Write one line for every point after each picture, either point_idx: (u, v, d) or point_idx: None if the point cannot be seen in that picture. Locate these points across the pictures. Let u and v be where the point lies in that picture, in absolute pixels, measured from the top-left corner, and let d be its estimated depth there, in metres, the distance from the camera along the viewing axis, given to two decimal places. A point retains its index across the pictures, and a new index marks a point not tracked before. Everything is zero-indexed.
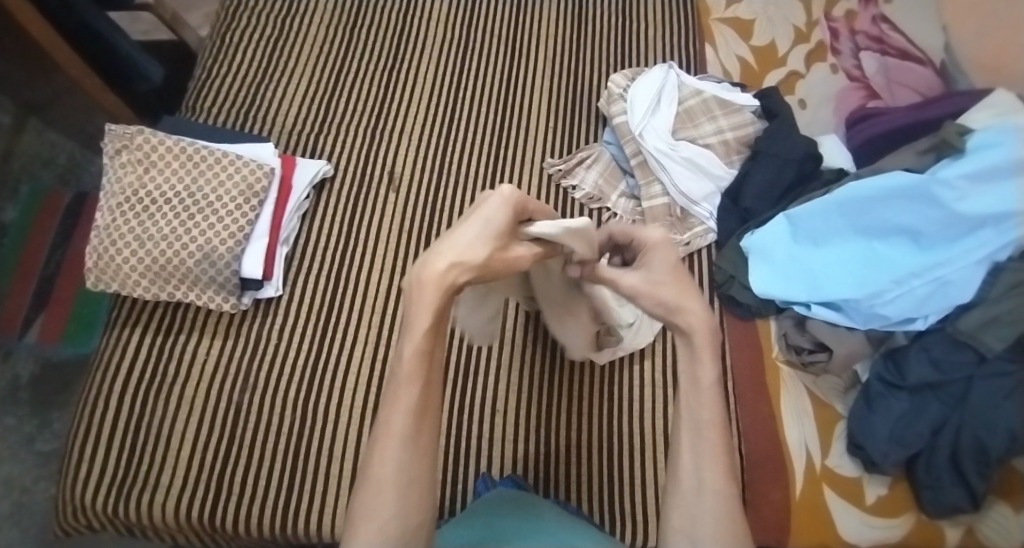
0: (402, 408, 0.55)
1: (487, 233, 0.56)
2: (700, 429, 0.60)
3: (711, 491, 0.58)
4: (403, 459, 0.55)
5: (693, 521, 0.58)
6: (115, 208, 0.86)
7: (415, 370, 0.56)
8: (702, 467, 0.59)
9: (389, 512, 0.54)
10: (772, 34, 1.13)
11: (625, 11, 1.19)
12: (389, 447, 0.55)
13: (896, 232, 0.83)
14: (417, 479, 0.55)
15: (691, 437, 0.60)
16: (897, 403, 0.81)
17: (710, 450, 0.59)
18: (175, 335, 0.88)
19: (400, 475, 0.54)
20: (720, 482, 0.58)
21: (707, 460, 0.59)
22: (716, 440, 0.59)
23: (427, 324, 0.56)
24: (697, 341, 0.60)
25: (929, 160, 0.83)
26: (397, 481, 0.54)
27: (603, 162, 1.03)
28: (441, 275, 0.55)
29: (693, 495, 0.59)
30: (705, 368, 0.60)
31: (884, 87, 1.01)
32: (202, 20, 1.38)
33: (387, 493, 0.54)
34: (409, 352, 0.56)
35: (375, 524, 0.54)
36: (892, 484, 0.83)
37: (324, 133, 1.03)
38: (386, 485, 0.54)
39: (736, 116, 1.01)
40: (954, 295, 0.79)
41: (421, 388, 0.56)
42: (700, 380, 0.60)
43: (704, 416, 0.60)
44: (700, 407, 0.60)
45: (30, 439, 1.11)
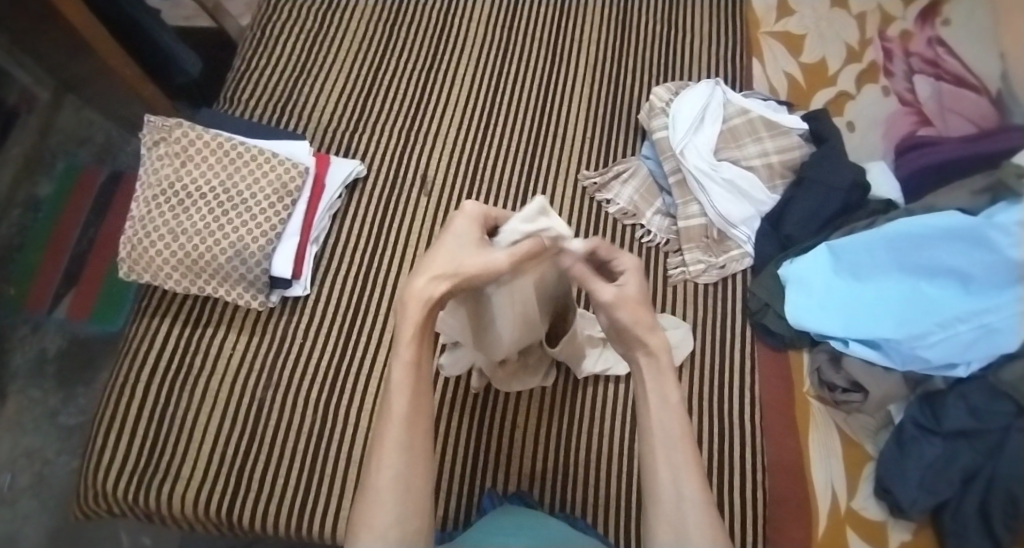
0: (394, 417, 0.56)
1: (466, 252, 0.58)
2: (673, 441, 0.58)
3: (691, 502, 0.56)
4: (399, 467, 0.54)
5: (676, 538, 0.55)
6: (150, 200, 0.86)
7: (404, 383, 0.57)
8: (681, 481, 0.56)
9: (390, 517, 0.53)
10: (824, 51, 1.10)
11: (671, 20, 1.16)
12: (387, 456, 0.55)
13: (943, 272, 0.80)
14: (414, 487, 0.55)
15: (666, 452, 0.58)
16: (930, 448, 0.78)
17: (685, 463, 0.57)
18: (202, 328, 0.88)
19: (397, 482, 0.54)
20: (697, 492, 0.56)
21: (684, 472, 0.57)
22: (689, 454, 0.57)
23: (411, 336, 0.57)
24: (662, 357, 0.60)
25: (983, 201, 0.80)
26: (395, 490, 0.54)
27: (639, 177, 1.00)
28: (420, 290, 0.57)
29: (675, 509, 0.56)
30: (671, 388, 0.59)
31: (937, 113, 0.96)
32: (243, 6, 1.37)
33: (384, 502, 0.54)
34: (398, 367, 0.57)
35: (375, 530, 0.53)
36: (916, 530, 0.81)
37: (359, 131, 1.02)
38: (384, 494, 0.54)
39: (782, 138, 0.98)
40: (999, 344, 0.76)
41: (412, 394, 0.57)
42: (667, 396, 0.59)
43: (675, 429, 0.58)
44: (670, 421, 0.58)
45: (56, 413, 1.13)
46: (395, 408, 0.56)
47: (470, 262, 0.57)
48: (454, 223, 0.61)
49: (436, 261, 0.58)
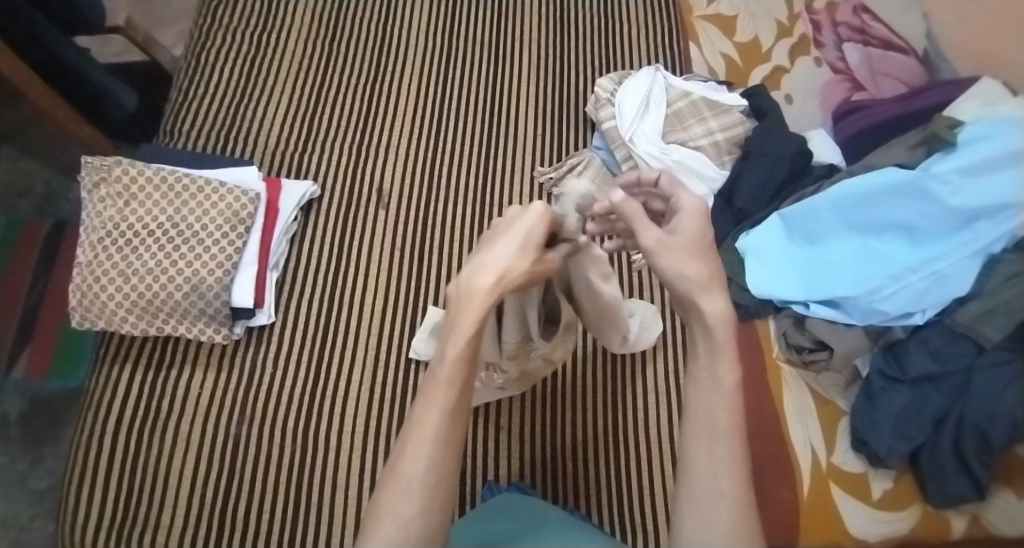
0: (438, 405, 0.50)
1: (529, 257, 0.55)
2: (716, 429, 0.52)
3: (728, 499, 0.50)
4: (433, 457, 0.49)
5: (704, 528, 0.50)
6: (96, 243, 0.83)
7: (454, 373, 0.51)
8: (721, 472, 0.51)
9: (414, 510, 0.48)
10: (755, 29, 1.12)
11: (607, 14, 1.18)
12: (424, 444, 0.49)
13: (890, 228, 0.83)
14: (446, 481, 0.50)
15: (708, 438, 0.52)
16: (898, 396, 0.80)
17: (729, 455, 0.51)
18: (166, 369, 0.85)
19: (429, 475, 0.49)
20: (739, 489, 0.50)
21: (725, 466, 0.51)
22: (734, 445, 0.52)
23: (472, 327, 0.52)
24: (720, 339, 0.53)
25: (919, 155, 0.83)
26: (427, 483, 0.49)
27: (593, 168, 1.01)
28: (480, 285, 0.52)
29: (710, 503, 0.50)
30: (725, 367, 0.53)
31: (868, 78, 1.02)
32: (176, 38, 1.35)
33: (412, 491, 0.48)
34: (451, 352, 0.51)
35: (396, 520, 0.48)
36: (897, 477, 0.83)
37: (308, 152, 1.00)
38: (415, 485, 0.48)
39: (725, 116, 1.01)
40: (950, 289, 0.79)
41: (459, 387, 0.51)
42: (718, 377, 0.53)
43: (721, 418, 0.52)
44: (716, 405, 0.53)
45: (25, 477, 1.08)
46: (435, 396, 0.51)
47: (532, 265, 0.56)
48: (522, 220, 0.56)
49: (506, 255, 0.53)
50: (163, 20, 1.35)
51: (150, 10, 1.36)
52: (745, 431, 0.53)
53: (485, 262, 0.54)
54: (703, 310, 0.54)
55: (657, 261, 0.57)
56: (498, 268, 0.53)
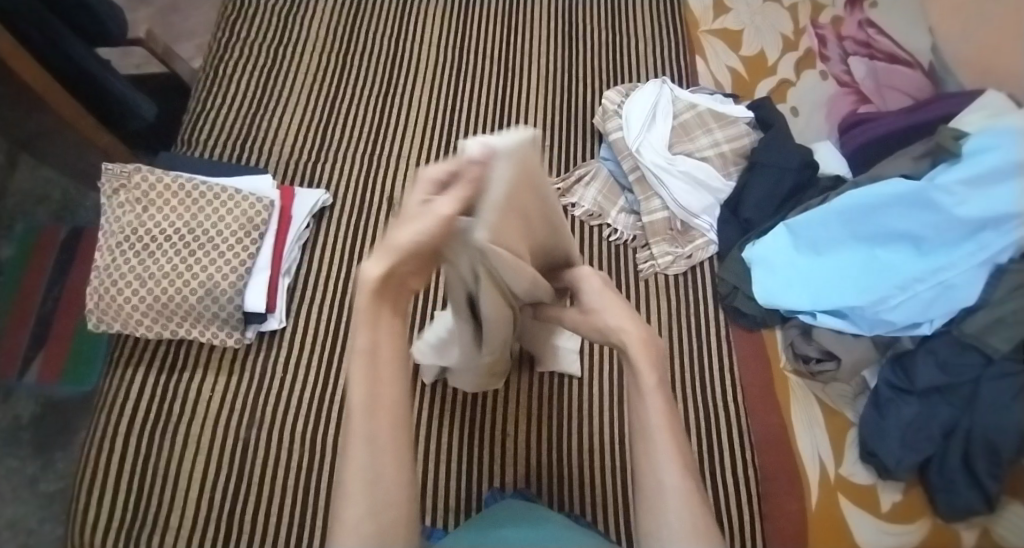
0: (357, 410, 0.53)
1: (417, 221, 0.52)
2: (651, 432, 0.58)
3: (673, 491, 0.55)
4: (365, 459, 0.52)
5: (657, 522, 0.55)
6: (114, 247, 0.85)
7: (363, 372, 0.53)
8: (662, 469, 0.57)
9: (359, 513, 0.51)
10: (761, 43, 1.14)
11: (614, 28, 1.21)
12: (356, 449, 0.52)
13: (896, 238, 0.83)
14: (386, 477, 0.52)
15: (644, 442, 0.58)
16: (907, 407, 0.80)
17: (668, 451, 0.57)
18: (179, 372, 0.87)
19: (365, 475, 0.52)
20: (680, 480, 0.56)
21: (665, 462, 0.56)
22: (671, 442, 0.57)
23: (365, 313, 0.54)
24: (636, 356, 0.60)
25: (925, 166, 0.84)
26: (363, 482, 0.52)
27: (600, 179, 1.03)
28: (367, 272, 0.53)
29: (660, 498, 0.56)
30: (645, 374, 0.59)
31: (874, 91, 1.02)
32: (194, 51, 1.38)
33: (354, 494, 0.51)
34: (355, 351, 0.54)
35: (351, 525, 0.51)
36: (906, 489, 0.82)
37: (320, 161, 1.02)
38: (354, 487, 0.52)
39: (731, 128, 1.02)
40: (956, 299, 0.79)
41: (369, 381, 0.53)
42: (646, 386, 0.59)
43: (653, 420, 0.58)
44: (647, 411, 0.59)
45: (34, 480, 1.09)
46: (354, 399, 0.53)
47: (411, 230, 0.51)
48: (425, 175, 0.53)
49: (394, 235, 0.52)
50: (182, 33, 1.39)
51: (170, 24, 1.40)
52: (678, 428, 0.59)
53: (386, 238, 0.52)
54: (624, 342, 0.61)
55: (590, 323, 0.64)
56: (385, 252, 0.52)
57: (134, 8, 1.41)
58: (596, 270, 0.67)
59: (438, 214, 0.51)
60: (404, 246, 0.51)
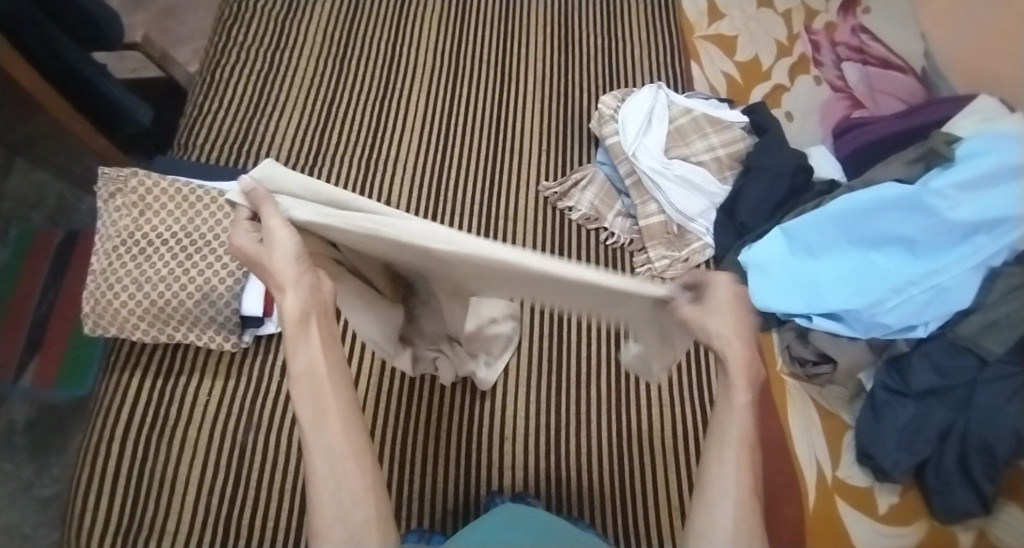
0: (308, 422, 0.52)
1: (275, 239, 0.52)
2: (727, 441, 0.55)
3: (734, 499, 0.53)
4: (326, 464, 0.51)
5: (711, 528, 0.53)
6: (111, 251, 0.85)
7: (303, 387, 0.53)
8: (727, 477, 0.54)
9: (332, 514, 0.50)
10: (756, 49, 1.15)
11: (610, 34, 1.21)
12: (319, 452, 0.51)
13: (891, 241, 0.84)
14: (354, 478, 0.52)
15: (718, 449, 0.56)
16: (902, 409, 0.81)
17: (737, 462, 0.54)
18: (176, 377, 0.86)
19: (330, 479, 0.51)
20: (745, 492, 0.54)
21: (732, 471, 0.54)
22: (744, 455, 0.55)
23: (295, 334, 0.53)
24: (731, 362, 0.55)
25: (918, 169, 0.85)
26: (330, 484, 0.51)
27: (597, 183, 1.03)
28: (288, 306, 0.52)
29: (716, 507, 0.53)
30: (738, 391, 0.56)
31: (868, 95, 1.03)
32: (190, 55, 1.38)
33: (324, 498, 0.51)
34: (292, 372, 0.53)
35: (330, 523, 0.50)
36: (902, 492, 0.83)
37: (318, 165, 1.02)
38: (324, 490, 0.51)
39: (727, 132, 1.03)
40: (951, 302, 0.80)
41: (313, 395, 0.53)
42: (731, 400, 0.56)
43: (733, 431, 0.55)
44: (730, 421, 0.56)
45: (29, 485, 1.08)
46: (302, 415, 0.53)
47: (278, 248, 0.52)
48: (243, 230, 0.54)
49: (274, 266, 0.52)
50: (178, 38, 1.39)
51: (166, 29, 1.40)
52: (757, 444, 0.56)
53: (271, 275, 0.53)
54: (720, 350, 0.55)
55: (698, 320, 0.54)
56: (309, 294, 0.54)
57: (130, 12, 1.41)
58: (715, 287, 0.56)
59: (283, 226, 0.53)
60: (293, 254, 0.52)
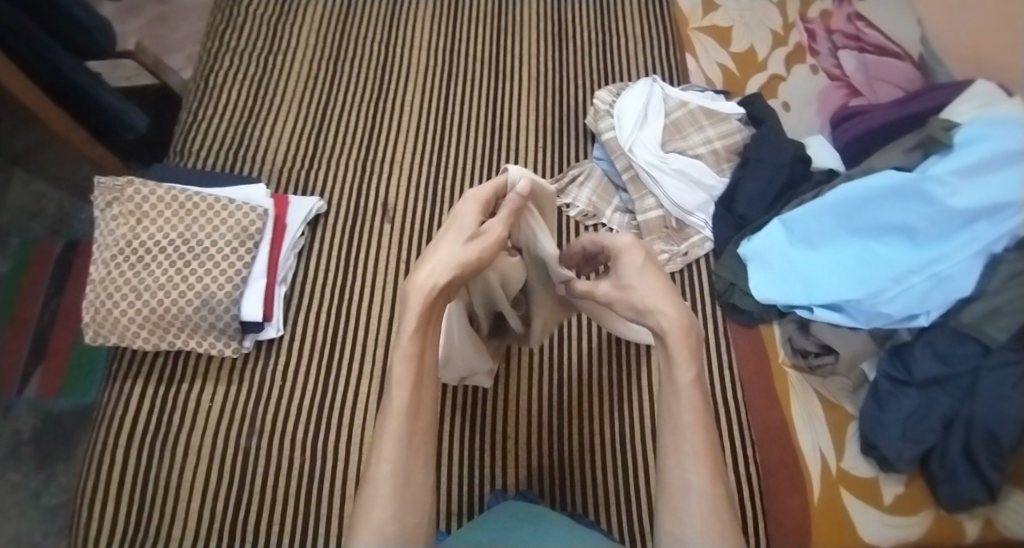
0: (394, 412, 0.60)
1: (471, 244, 0.63)
2: (681, 429, 0.61)
3: (696, 492, 0.59)
4: (396, 460, 0.59)
5: (676, 521, 0.60)
6: (109, 261, 0.85)
7: (404, 375, 0.61)
8: (687, 468, 0.60)
9: (385, 514, 0.57)
10: (751, 39, 1.14)
11: (604, 28, 1.21)
12: (389, 448, 0.59)
13: (890, 230, 0.84)
14: (412, 479, 0.59)
15: (673, 437, 0.62)
16: (906, 399, 0.80)
17: (694, 451, 0.60)
18: (177, 384, 0.87)
19: (395, 476, 0.58)
20: (705, 484, 0.60)
21: (691, 465, 0.60)
22: (697, 442, 0.61)
23: (414, 326, 0.61)
24: (673, 344, 0.63)
25: (917, 157, 0.84)
26: (394, 482, 0.58)
27: (594, 178, 1.03)
28: (421, 282, 0.61)
29: (680, 498, 0.60)
30: (682, 370, 0.62)
31: (865, 84, 1.03)
32: (185, 61, 1.38)
33: (382, 494, 0.58)
34: (399, 358, 0.61)
35: (374, 526, 0.57)
36: (908, 482, 0.82)
37: (314, 168, 1.02)
38: (383, 489, 0.58)
39: (723, 124, 1.02)
40: (953, 290, 0.79)
41: (414, 383, 0.61)
42: (678, 384, 0.62)
43: (686, 418, 0.62)
44: (681, 407, 0.62)
45: (37, 495, 1.09)
46: (396, 398, 0.61)
47: (468, 249, 0.62)
48: (459, 208, 0.65)
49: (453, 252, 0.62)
50: (173, 44, 1.39)
51: (160, 35, 1.40)
52: (710, 431, 0.62)
53: (434, 259, 0.62)
54: (660, 331, 0.63)
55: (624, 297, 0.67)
56: (445, 263, 0.61)
57: (125, 19, 1.41)
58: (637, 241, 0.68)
59: (493, 234, 0.64)
60: (467, 260, 0.61)
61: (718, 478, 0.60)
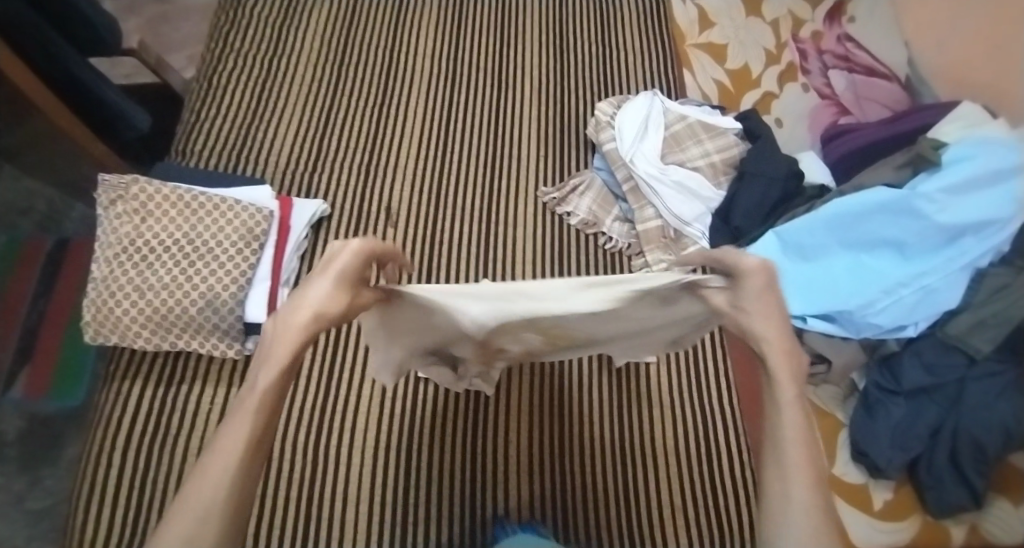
0: (246, 408, 0.45)
1: (343, 295, 0.50)
2: (779, 430, 0.47)
3: (802, 507, 0.43)
4: (241, 456, 0.43)
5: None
6: (112, 259, 0.84)
7: (266, 385, 0.46)
8: (790, 480, 0.44)
9: (207, 510, 0.41)
10: (746, 57, 1.17)
11: (605, 42, 1.23)
12: (243, 420, 0.44)
13: (881, 244, 0.87)
14: (236, 498, 0.43)
15: (774, 452, 0.46)
16: (896, 407, 0.83)
17: (801, 467, 0.44)
18: (177, 386, 0.86)
19: (232, 477, 0.42)
20: (808, 493, 0.43)
21: (794, 475, 0.44)
22: (805, 454, 0.45)
23: (286, 348, 0.47)
24: (770, 350, 0.49)
25: (906, 174, 0.88)
26: (226, 487, 0.42)
27: (595, 188, 1.05)
28: (302, 314, 0.48)
29: (778, 512, 0.44)
30: (784, 384, 0.48)
31: (854, 103, 1.07)
32: (186, 61, 1.37)
33: (211, 488, 0.42)
34: (263, 369, 0.46)
35: (194, 520, 0.41)
36: (896, 488, 0.85)
37: (317, 172, 1.02)
38: (217, 484, 0.42)
39: (721, 139, 1.05)
40: (940, 302, 0.83)
41: (265, 404, 0.46)
42: (777, 394, 0.48)
43: (786, 422, 0.47)
44: (779, 415, 0.47)
45: (20, 498, 1.06)
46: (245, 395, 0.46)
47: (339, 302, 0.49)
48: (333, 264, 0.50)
49: (326, 305, 0.49)
50: (173, 44, 1.38)
51: (161, 34, 1.39)
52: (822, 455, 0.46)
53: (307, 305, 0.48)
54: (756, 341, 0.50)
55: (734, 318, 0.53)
56: (321, 313, 0.49)
57: (124, 16, 1.40)
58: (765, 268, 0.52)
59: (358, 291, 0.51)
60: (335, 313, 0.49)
61: (827, 497, 0.44)
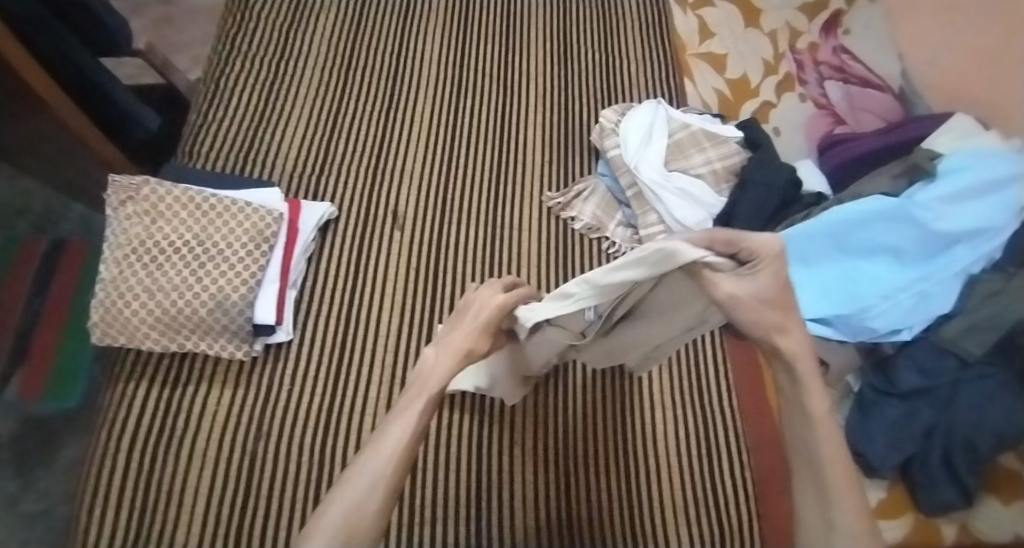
0: (394, 434, 0.59)
1: (479, 334, 0.68)
2: (817, 459, 0.58)
3: (844, 528, 0.56)
4: (380, 474, 0.56)
5: None
6: (121, 259, 0.84)
7: (417, 413, 0.60)
8: (833, 505, 0.57)
9: (355, 507, 0.55)
10: (744, 66, 1.20)
11: (607, 51, 1.25)
12: (405, 420, 0.59)
13: (878, 250, 0.89)
14: (378, 502, 0.56)
15: (814, 474, 0.58)
16: (891, 408, 0.85)
17: (841, 490, 0.57)
18: (184, 386, 0.86)
19: (368, 491, 0.56)
20: (853, 517, 0.56)
21: (835, 500, 0.57)
22: (844, 478, 0.57)
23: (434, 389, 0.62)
24: (801, 374, 0.57)
25: (902, 184, 0.91)
26: (365, 497, 0.55)
27: (599, 194, 1.06)
28: (442, 356, 0.65)
29: (823, 527, 0.57)
30: (814, 399, 0.58)
31: (849, 113, 1.11)
32: (190, 62, 1.37)
33: (355, 496, 0.55)
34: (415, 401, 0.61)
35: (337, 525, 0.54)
36: (889, 487, 0.87)
37: (324, 174, 1.03)
38: (361, 494, 0.55)
39: (723, 147, 1.06)
40: (933, 307, 0.85)
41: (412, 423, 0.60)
42: (809, 416, 0.58)
43: (823, 451, 0.58)
44: (816, 441, 0.58)
45: (14, 500, 1.04)
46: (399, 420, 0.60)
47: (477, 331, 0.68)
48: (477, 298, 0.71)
49: (459, 341, 0.67)
50: (176, 45, 1.38)
51: (164, 35, 1.39)
52: (849, 464, 0.58)
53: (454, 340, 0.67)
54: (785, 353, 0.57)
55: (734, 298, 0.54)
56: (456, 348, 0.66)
57: (127, 15, 1.40)
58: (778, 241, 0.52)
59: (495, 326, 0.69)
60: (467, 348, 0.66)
61: (864, 510, 0.57)
